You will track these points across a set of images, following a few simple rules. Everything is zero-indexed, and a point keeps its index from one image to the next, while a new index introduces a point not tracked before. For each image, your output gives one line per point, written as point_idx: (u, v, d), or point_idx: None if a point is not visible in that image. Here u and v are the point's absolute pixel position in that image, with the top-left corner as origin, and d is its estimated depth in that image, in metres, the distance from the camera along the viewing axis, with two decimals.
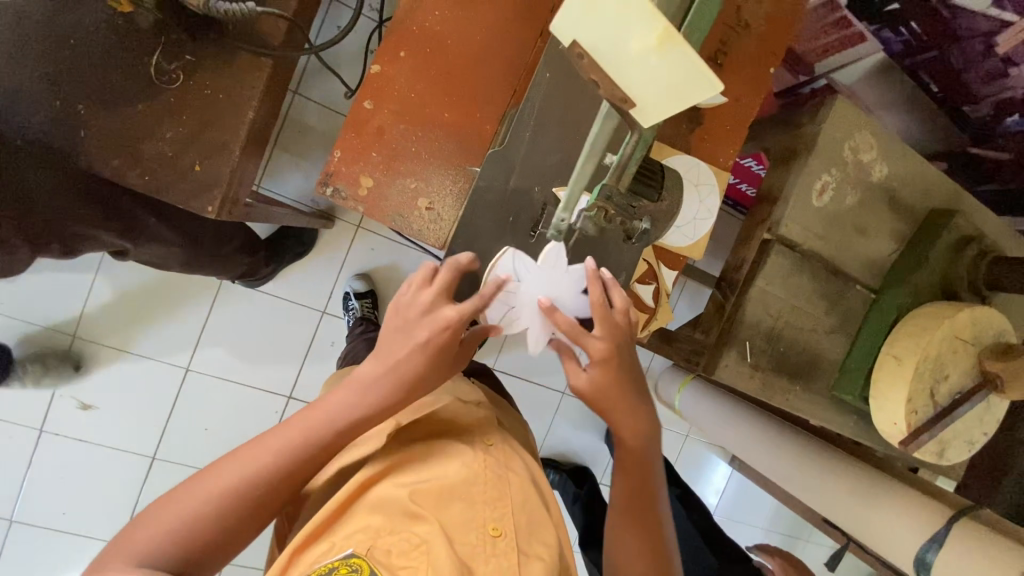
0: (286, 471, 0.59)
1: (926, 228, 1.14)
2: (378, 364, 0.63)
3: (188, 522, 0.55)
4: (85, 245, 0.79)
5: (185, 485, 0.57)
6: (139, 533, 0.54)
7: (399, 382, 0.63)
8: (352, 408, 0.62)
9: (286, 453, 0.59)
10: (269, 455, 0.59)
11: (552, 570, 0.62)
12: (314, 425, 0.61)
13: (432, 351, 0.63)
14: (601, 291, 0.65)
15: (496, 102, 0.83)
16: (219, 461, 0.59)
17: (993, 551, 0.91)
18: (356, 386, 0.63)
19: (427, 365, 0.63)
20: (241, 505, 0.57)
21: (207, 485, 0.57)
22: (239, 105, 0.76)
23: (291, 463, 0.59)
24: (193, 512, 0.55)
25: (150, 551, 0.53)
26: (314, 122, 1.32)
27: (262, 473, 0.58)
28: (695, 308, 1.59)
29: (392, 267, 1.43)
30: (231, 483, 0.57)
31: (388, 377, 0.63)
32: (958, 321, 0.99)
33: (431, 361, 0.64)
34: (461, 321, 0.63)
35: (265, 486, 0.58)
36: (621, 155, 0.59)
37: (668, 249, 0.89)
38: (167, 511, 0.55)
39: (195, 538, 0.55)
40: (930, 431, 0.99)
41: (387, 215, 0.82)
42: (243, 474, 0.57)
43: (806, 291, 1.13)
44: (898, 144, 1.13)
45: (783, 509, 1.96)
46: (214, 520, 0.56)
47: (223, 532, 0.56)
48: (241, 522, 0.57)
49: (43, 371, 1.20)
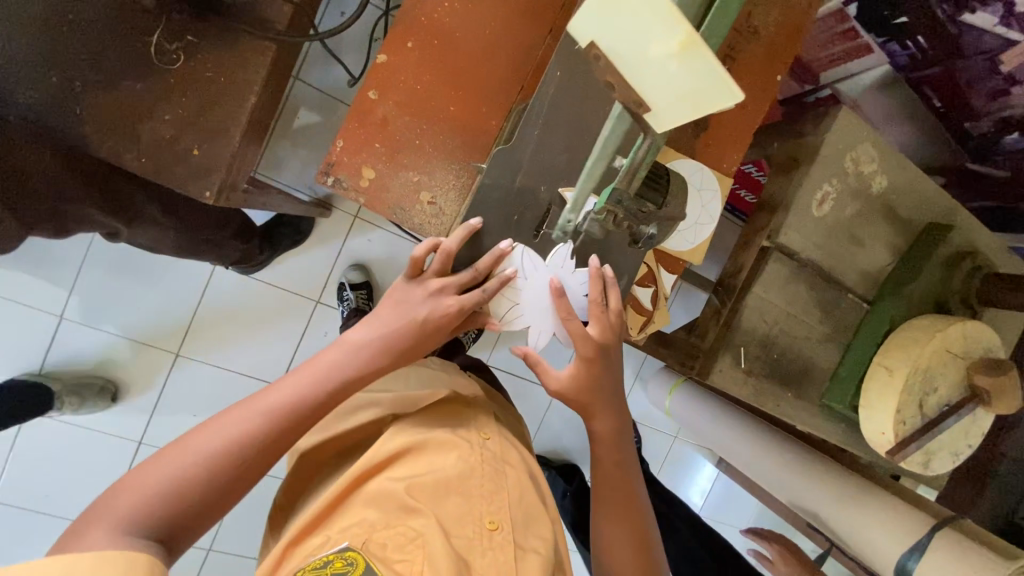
0: (275, 437, 0.60)
1: (923, 241, 1.15)
2: (371, 330, 0.67)
3: (175, 484, 0.54)
4: (77, 226, 0.77)
5: (170, 448, 0.57)
6: (118, 495, 0.53)
7: (388, 349, 0.67)
8: (342, 367, 0.65)
9: (275, 415, 0.60)
10: (261, 419, 0.60)
11: (547, 566, 0.62)
12: (307, 410, 0.62)
13: (427, 328, 0.68)
14: (600, 292, 0.70)
15: (503, 97, 0.82)
16: (207, 422, 0.59)
17: (970, 561, 0.94)
18: (347, 345, 0.66)
19: (422, 339, 0.68)
20: (230, 464, 0.57)
21: (195, 445, 0.57)
22: (241, 89, 0.75)
23: (280, 428, 0.60)
24: (181, 473, 0.55)
25: (134, 517, 0.52)
26: (316, 109, 1.30)
27: (250, 436, 0.59)
28: (690, 312, 1.61)
29: (389, 259, 1.42)
30: (220, 445, 0.57)
31: (379, 341, 0.67)
32: (950, 335, 1.01)
33: (428, 334, 0.68)
34: (461, 310, 0.68)
35: (257, 447, 0.59)
36: (633, 158, 0.63)
37: (668, 253, 0.89)
38: (154, 470, 0.55)
39: (181, 502, 0.54)
40: (917, 441, 1.01)
41: (388, 207, 0.81)
42: (234, 437, 0.58)
43: (802, 299, 1.13)
44: (899, 157, 1.14)
45: (767, 513, 1.99)
46: (200, 479, 0.56)
47: (210, 493, 0.56)
48: (231, 483, 0.57)
49: (80, 402, 1.19)
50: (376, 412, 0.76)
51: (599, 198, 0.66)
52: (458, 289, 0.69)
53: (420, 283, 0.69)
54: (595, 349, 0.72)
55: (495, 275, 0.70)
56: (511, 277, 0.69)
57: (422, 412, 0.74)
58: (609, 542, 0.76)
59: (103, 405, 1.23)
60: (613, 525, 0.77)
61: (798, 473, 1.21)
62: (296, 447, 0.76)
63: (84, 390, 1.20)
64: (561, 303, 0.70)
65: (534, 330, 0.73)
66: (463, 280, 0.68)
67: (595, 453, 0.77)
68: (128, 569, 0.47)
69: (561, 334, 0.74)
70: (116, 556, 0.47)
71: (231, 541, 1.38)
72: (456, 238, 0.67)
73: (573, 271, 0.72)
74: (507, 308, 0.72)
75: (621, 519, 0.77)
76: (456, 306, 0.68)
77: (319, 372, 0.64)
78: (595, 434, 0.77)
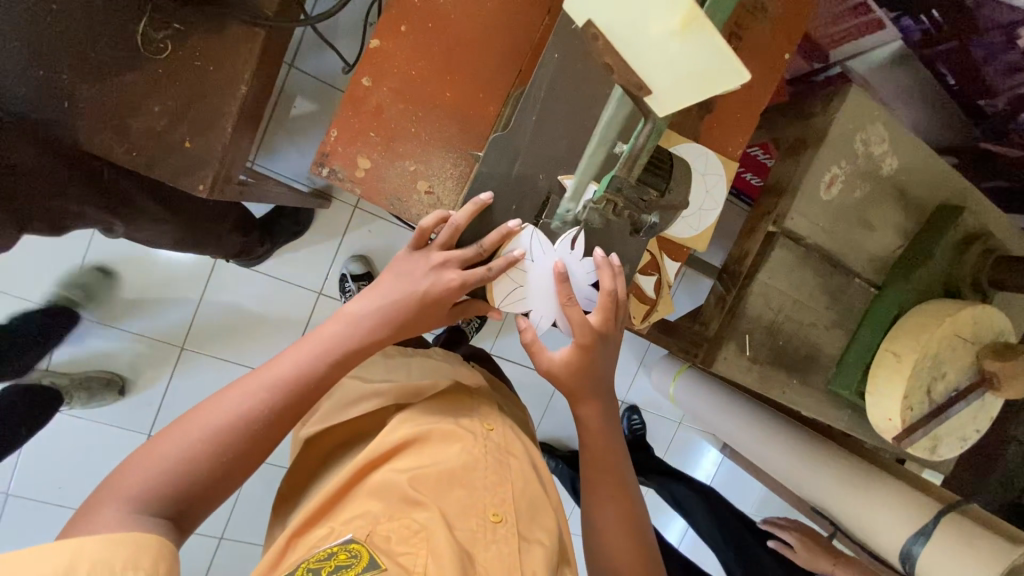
0: (280, 410, 0.60)
1: (933, 225, 1.12)
2: (373, 300, 0.67)
3: (184, 461, 0.54)
4: (72, 223, 0.76)
5: (175, 426, 0.57)
6: (128, 472, 0.53)
7: (389, 318, 0.66)
8: (345, 339, 0.64)
9: (281, 387, 0.60)
10: (266, 393, 0.59)
11: (552, 557, 0.62)
12: (310, 393, 0.62)
13: (429, 299, 0.67)
14: (612, 283, 0.69)
15: (501, 81, 0.80)
16: (213, 397, 0.59)
17: (977, 545, 0.93)
18: (347, 317, 0.66)
19: (422, 311, 0.67)
20: (238, 434, 0.57)
21: (201, 420, 0.56)
22: (231, 79, 0.73)
23: (285, 400, 0.60)
24: (188, 451, 0.55)
25: (143, 495, 0.52)
26: (311, 97, 1.27)
27: (255, 411, 0.58)
28: (695, 299, 1.59)
29: (389, 249, 1.41)
30: (225, 421, 0.57)
31: (380, 311, 0.66)
32: (959, 320, 0.99)
33: (428, 306, 0.67)
34: (463, 285, 0.66)
35: (262, 422, 0.59)
36: (633, 145, 0.63)
37: (671, 240, 0.87)
38: (161, 449, 0.55)
39: (189, 477, 0.54)
40: (924, 427, 1.00)
41: (384, 197, 0.79)
42: (239, 416, 0.57)
43: (809, 285, 1.11)
44: (910, 136, 1.10)
45: (771, 496, 2.00)
46: (207, 454, 0.55)
47: (213, 470, 0.56)
48: (237, 459, 0.57)
49: (89, 396, 1.23)
50: (378, 403, 0.75)
51: (600, 185, 0.66)
52: (462, 264, 0.67)
53: (424, 255, 0.68)
54: (598, 338, 0.71)
55: (502, 253, 0.68)
56: (518, 257, 0.67)
57: (426, 402, 0.74)
58: (613, 534, 0.76)
59: (111, 398, 1.26)
60: (618, 515, 0.76)
61: (803, 457, 1.20)
62: (303, 433, 0.77)
63: (91, 384, 1.23)
64: (564, 287, 0.69)
65: (535, 315, 0.72)
66: (467, 255, 0.67)
67: (598, 443, 0.77)
68: (139, 550, 0.46)
69: (561, 322, 0.72)
70: (121, 540, 0.46)
71: (240, 529, 1.40)
72: (464, 212, 0.66)
73: (580, 259, 0.70)
74: (508, 291, 0.70)
75: (625, 507, 0.77)
76: (458, 280, 0.66)
77: (321, 345, 0.63)
78: (599, 424, 0.76)
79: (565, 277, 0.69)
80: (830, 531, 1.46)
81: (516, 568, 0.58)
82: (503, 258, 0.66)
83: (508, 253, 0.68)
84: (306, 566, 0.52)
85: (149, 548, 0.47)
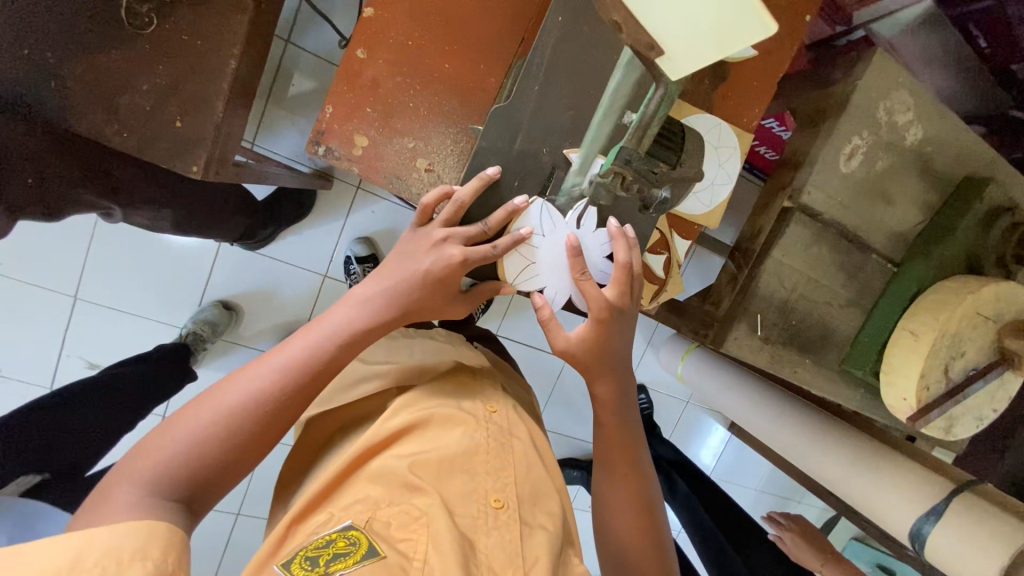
0: (291, 389, 0.59)
1: (957, 198, 1.07)
2: (381, 281, 0.65)
3: (196, 445, 0.54)
4: (69, 208, 0.75)
5: (186, 409, 0.56)
6: (138, 456, 0.52)
7: (396, 302, 0.64)
8: (352, 321, 0.63)
9: (290, 368, 0.59)
10: (273, 376, 0.58)
11: (556, 542, 0.60)
12: (318, 378, 0.61)
13: (434, 282, 0.64)
14: (627, 254, 0.66)
15: (501, 50, 0.76)
16: (222, 381, 0.58)
17: (992, 525, 0.92)
18: (357, 300, 0.64)
19: (430, 293, 0.65)
20: (248, 417, 0.56)
21: (213, 403, 0.56)
22: (220, 51, 0.69)
23: (296, 380, 0.59)
24: (199, 433, 0.54)
25: (152, 477, 0.51)
26: (308, 73, 1.23)
27: (264, 393, 0.57)
28: (705, 278, 1.56)
29: (392, 231, 1.38)
30: (234, 405, 0.56)
31: (388, 294, 0.64)
32: (981, 297, 0.95)
33: (432, 288, 0.64)
34: (465, 263, 0.63)
35: (270, 406, 0.57)
36: (644, 113, 0.63)
37: (681, 217, 0.83)
38: (170, 433, 0.54)
39: (201, 462, 0.54)
40: (940, 407, 0.97)
41: (384, 176, 0.76)
42: (248, 399, 0.57)
43: (825, 262, 1.08)
44: (935, 104, 1.05)
45: (778, 472, 2.00)
46: (217, 438, 0.54)
47: (224, 455, 0.55)
48: (245, 446, 0.56)
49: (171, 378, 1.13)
50: (381, 384, 0.75)
51: (607, 158, 0.65)
52: (466, 242, 0.64)
53: (427, 232, 0.66)
54: (607, 315, 0.68)
55: (510, 231, 0.66)
56: (527, 235, 0.65)
57: (426, 384, 0.73)
58: (619, 509, 0.75)
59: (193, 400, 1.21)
60: (619, 494, 0.76)
61: (812, 436, 1.18)
62: (306, 415, 0.77)
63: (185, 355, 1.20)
64: (577, 261, 0.66)
65: (550, 291, 0.69)
66: (473, 234, 0.64)
67: (598, 419, 0.76)
68: (148, 538, 0.45)
69: (576, 296, 0.70)
70: (128, 529, 0.44)
71: (253, 503, 1.43)
72: (470, 187, 0.63)
73: (594, 232, 0.68)
74: (520, 268, 0.68)
75: (630, 486, 0.76)
76: (460, 256, 0.63)
77: (328, 330, 0.62)
78: (604, 404, 0.74)
79: (579, 249, 0.66)
80: (839, 508, 1.45)
81: (519, 556, 0.56)
82: (510, 236, 0.64)
83: (517, 230, 0.66)
84: (304, 556, 0.52)
85: (157, 536, 0.45)
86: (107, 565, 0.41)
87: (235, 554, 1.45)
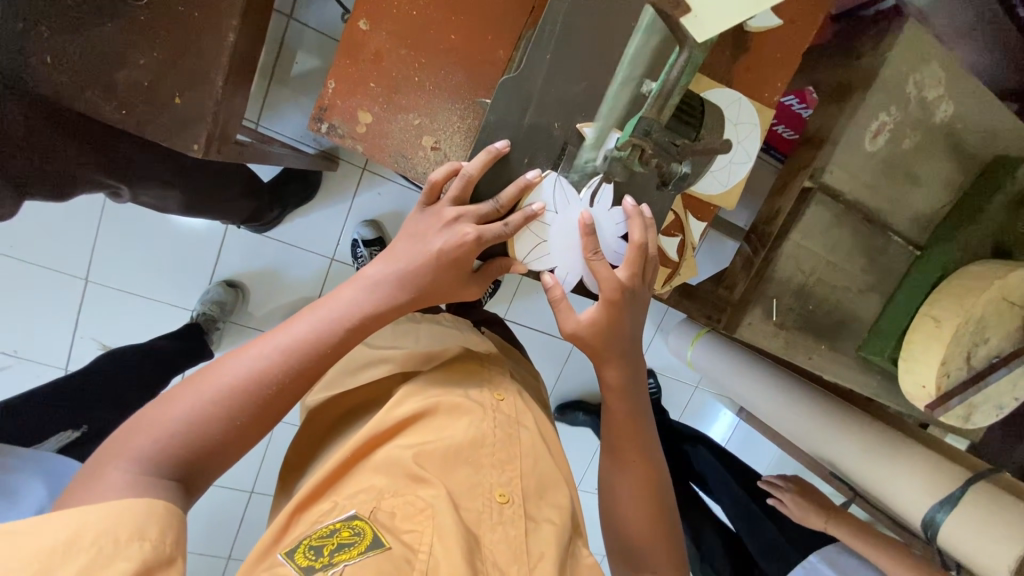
0: (294, 371, 0.58)
1: (987, 179, 1.02)
2: (390, 262, 0.64)
3: (194, 424, 0.53)
4: (75, 186, 0.75)
5: (186, 385, 0.55)
6: (135, 433, 0.52)
7: (403, 283, 0.63)
8: (360, 303, 0.62)
9: (293, 349, 0.58)
10: (275, 358, 0.57)
11: (563, 534, 0.60)
12: (322, 360, 0.60)
13: (443, 263, 0.62)
14: (642, 233, 0.64)
15: (511, 21, 0.72)
16: (223, 359, 0.57)
17: (1005, 514, 0.90)
18: (364, 282, 0.63)
19: (438, 275, 0.63)
20: (249, 397, 0.55)
21: (214, 382, 0.55)
22: (217, 24, 0.67)
23: (299, 363, 0.58)
24: (199, 412, 0.53)
25: (153, 456, 0.50)
26: (312, 50, 1.20)
27: (266, 373, 0.56)
28: (717, 262, 1.53)
29: (399, 213, 1.36)
30: (234, 385, 0.55)
31: (396, 276, 0.63)
32: (1008, 283, 0.91)
33: (442, 271, 0.63)
34: (478, 240, 0.61)
35: (270, 388, 0.57)
36: (664, 81, 0.59)
37: (697, 197, 0.80)
38: (168, 409, 0.53)
39: (199, 441, 0.53)
40: (960, 394, 0.94)
41: (388, 154, 0.74)
42: (248, 380, 0.56)
43: (845, 245, 1.04)
44: (969, 78, 0.99)
45: (786, 458, 1.99)
46: (217, 418, 0.54)
47: (222, 437, 0.54)
48: (245, 428, 0.55)
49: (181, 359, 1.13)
50: (386, 370, 0.75)
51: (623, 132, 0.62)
52: (477, 220, 0.62)
53: (437, 208, 0.63)
54: (619, 298, 0.66)
55: (521, 207, 0.63)
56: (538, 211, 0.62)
57: (434, 370, 0.72)
58: (629, 499, 0.74)
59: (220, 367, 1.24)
60: (627, 484, 0.75)
61: (824, 424, 1.16)
62: (312, 401, 0.78)
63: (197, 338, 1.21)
64: (589, 241, 0.64)
65: (561, 271, 0.67)
66: (483, 211, 0.62)
67: (607, 405, 0.74)
68: (151, 526, 0.44)
69: (588, 277, 0.68)
70: (131, 513, 0.44)
71: (261, 483, 1.45)
72: (477, 161, 0.60)
73: (608, 209, 0.66)
74: (531, 246, 0.66)
75: (640, 476, 0.75)
76: (473, 234, 0.61)
77: (333, 311, 0.61)
78: (615, 392, 0.73)
79: (592, 227, 0.64)
80: (850, 496, 1.44)
81: (524, 552, 0.55)
82: (519, 213, 0.61)
83: (528, 206, 0.63)
84: (308, 545, 0.52)
85: (152, 517, 0.45)
86: (107, 553, 0.41)
87: (246, 532, 1.48)
